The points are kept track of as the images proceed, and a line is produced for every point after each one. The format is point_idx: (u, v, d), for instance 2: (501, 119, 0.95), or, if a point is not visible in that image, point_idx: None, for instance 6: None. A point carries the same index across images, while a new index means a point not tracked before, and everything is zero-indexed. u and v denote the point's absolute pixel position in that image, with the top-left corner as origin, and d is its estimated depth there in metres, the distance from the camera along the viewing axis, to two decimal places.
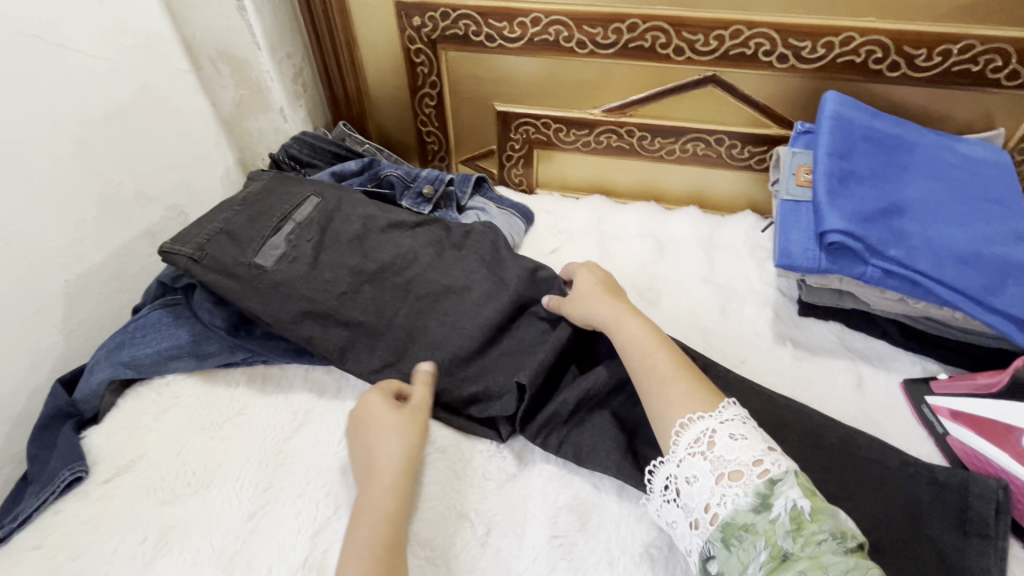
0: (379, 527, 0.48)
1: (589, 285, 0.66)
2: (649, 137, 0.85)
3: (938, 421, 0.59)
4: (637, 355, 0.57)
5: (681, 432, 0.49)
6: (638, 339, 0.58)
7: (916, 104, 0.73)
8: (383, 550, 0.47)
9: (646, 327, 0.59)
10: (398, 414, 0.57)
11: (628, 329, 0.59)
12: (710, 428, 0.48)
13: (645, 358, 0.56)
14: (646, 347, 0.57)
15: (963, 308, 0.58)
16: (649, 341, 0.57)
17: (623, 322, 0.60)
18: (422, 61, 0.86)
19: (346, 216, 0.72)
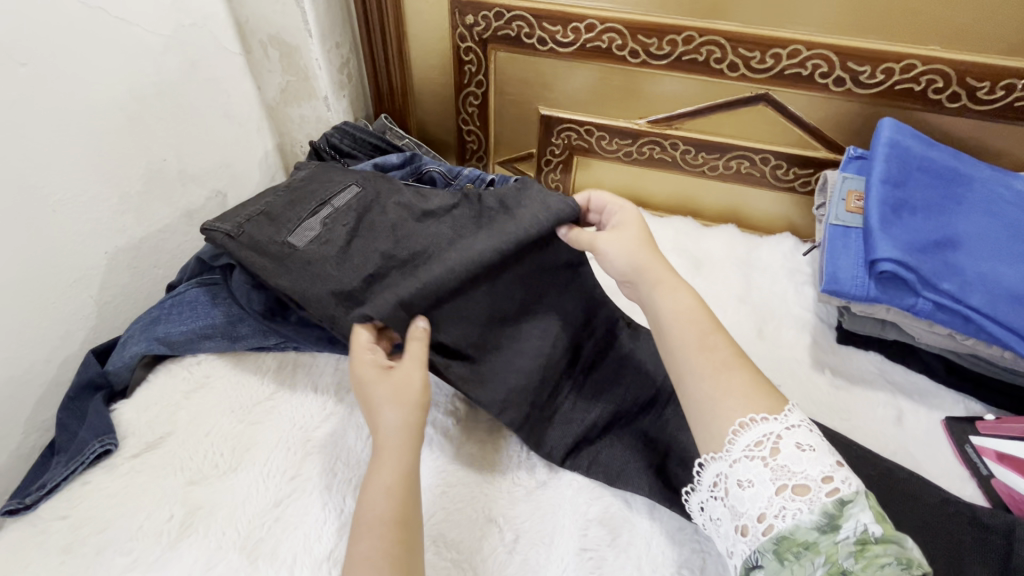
0: (390, 502, 0.46)
1: (636, 236, 0.59)
2: (692, 151, 0.84)
3: (983, 462, 0.57)
4: (689, 330, 0.52)
5: (739, 431, 0.44)
6: (688, 311, 0.53)
7: (972, 138, 0.71)
8: (395, 526, 0.45)
9: (694, 300, 0.54)
10: (391, 376, 0.51)
11: (678, 297, 0.54)
12: (775, 433, 0.43)
13: (701, 335, 0.51)
14: (701, 323, 0.52)
15: (1016, 349, 0.56)
16: (702, 316, 0.52)
17: (672, 289, 0.55)
18: (470, 60, 0.86)
19: (384, 205, 0.70)
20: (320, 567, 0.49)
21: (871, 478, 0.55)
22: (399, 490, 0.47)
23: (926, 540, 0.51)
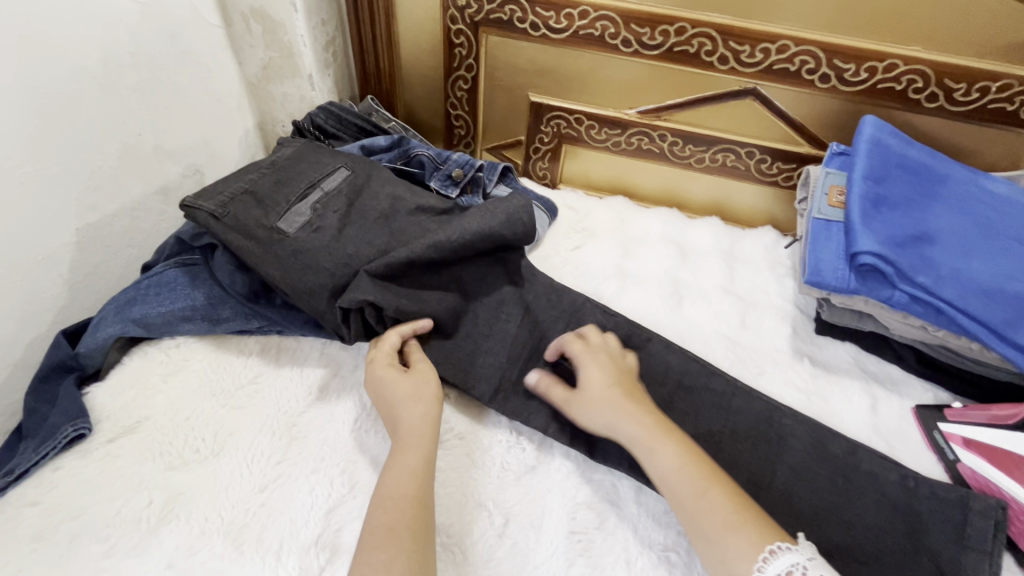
0: (413, 481, 0.48)
1: (603, 390, 0.55)
2: (680, 143, 0.85)
3: (949, 447, 0.59)
4: (682, 488, 0.47)
5: (766, 563, 0.41)
6: (677, 467, 0.48)
7: (946, 137, 0.74)
8: (414, 503, 0.47)
9: (684, 452, 0.49)
10: (416, 376, 0.57)
11: (661, 455, 0.49)
12: (799, 563, 0.40)
13: (697, 489, 0.46)
14: (695, 478, 0.47)
15: (985, 340, 0.59)
16: (692, 470, 0.48)
17: (657, 443, 0.50)
18: (461, 43, 0.84)
19: (376, 194, 0.69)
20: (308, 552, 0.49)
21: (842, 461, 0.58)
22: (423, 472, 0.49)
23: (897, 519, 0.54)
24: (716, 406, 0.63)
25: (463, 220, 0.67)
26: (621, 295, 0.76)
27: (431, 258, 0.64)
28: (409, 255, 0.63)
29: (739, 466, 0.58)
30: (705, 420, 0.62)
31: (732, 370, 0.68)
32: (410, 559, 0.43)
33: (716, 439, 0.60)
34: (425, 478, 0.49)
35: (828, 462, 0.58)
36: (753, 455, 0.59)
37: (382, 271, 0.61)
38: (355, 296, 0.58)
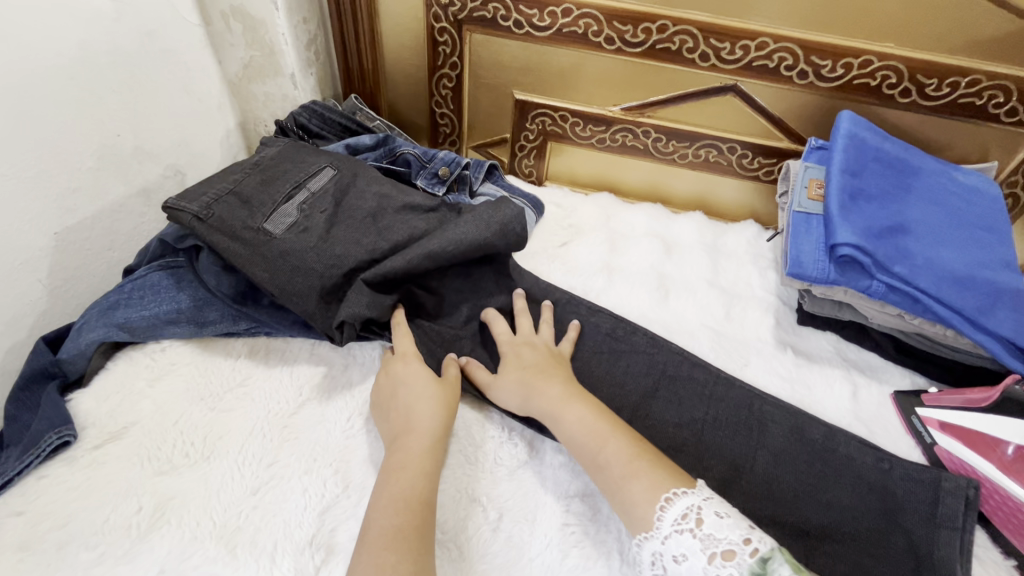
0: (416, 484, 0.49)
1: (519, 373, 0.60)
2: (664, 139, 0.86)
3: (926, 430, 0.61)
4: (585, 449, 0.52)
5: (666, 505, 0.45)
6: (583, 429, 0.53)
7: (918, 131, 0.76)
8: (418, 506, 0.47)
9: (588, 413, 0.54)
10: (435, 382, 0.58)
11: (567, 421, 0.54)
12: (694, 504, 0.44)
13: (597, 444, 0.52)
14: (597, 435, 0.52)
15: (958, 326, 0.62)
16: (596, 427, 0.53)
17: (563, 412, 0.55)
18: (445, 41, 0.84)
19: (362, 193, 0.69)
20: (303, 553, 0.49)
21: (819, 445, 0.60)
22: (424, 474, 0.50)
23: (875, 500, 0.56)
24: (699, 396, 0.65)
25: (458, 227, 0.67)
26: (608, 290, 0.77)
27: (425, 268, 0.65)
28: (404, 266, 0.63)
29: (723, 453, 0.60)
30: (691, 411, 0.63)
31: (717, 361, 0.69)
32: (413, 560, 0.43)
33: (701, 428, 0.62)
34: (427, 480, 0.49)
35: (808, 447, 0.60)
36: (735, 442, 0.61)
37: (376, 280, 0.62)
38: (350, 312, 0.59)
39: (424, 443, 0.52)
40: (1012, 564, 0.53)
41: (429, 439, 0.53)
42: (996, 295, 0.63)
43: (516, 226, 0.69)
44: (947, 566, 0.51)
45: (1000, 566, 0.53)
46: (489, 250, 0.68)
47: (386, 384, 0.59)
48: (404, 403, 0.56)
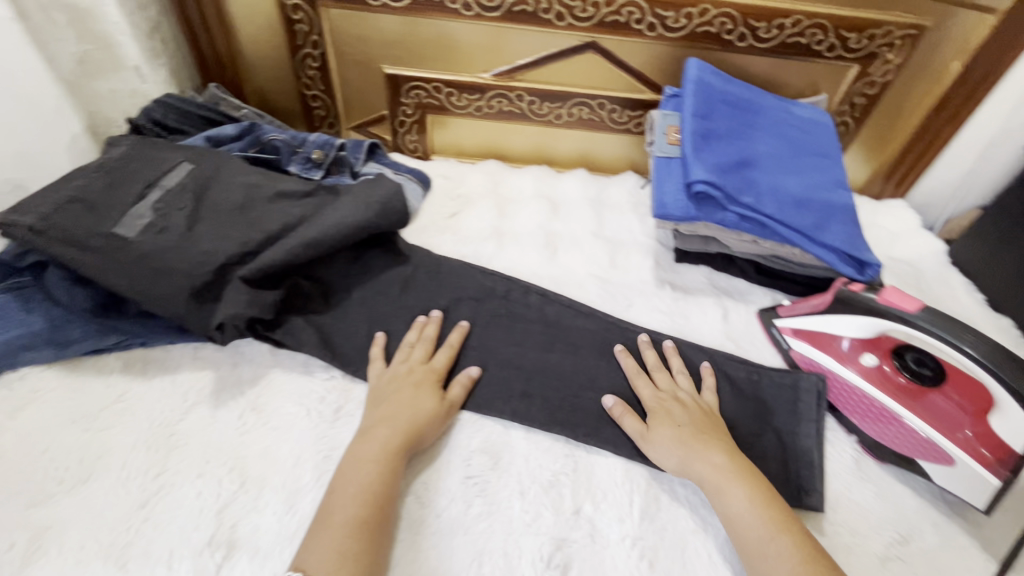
0: (363, 472, 0.50)
1: (673, 432, 0.56)
2: (537, 101, 0.89)
3: (784, 338, 0.68)
4: (751, 530, 0.49)
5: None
6: (751, 512, 0.50)
7: (758, 72, 0.84)
8: (382, 498, 0.49)
9: (754, 496, 0.51)
10: (434, 401, 0.58)
11: (732, 498, 0.51)
12: None
13: (765, 535, 0.48)
14: (766, 527, 0.49)
15: (800, 244, 0.69)
16: (763, 518, 0.49)
17: (727, 489, 0.51)
18: (300, 19, 0.81)
19: (227, 184, 0.66)
20: (202, 554, 0.48)
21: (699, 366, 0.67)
22: (373, 461, 0.51)
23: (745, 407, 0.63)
24: (591, 343, 0.68)
25: (337, 211, 0.66)
26: (500, 253, 0.79)
27: (308, 257, 0.63)
28: (282, 258, 0.61)
29: (616, 391, 0.64)
30: (584, 357, 0.67)
31: (605, 307, 0.74)
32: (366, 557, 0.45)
33: (595, 371, 0.66)
34: (379, 465, 0.51)
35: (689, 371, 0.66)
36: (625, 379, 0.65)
37: (255, 277, 0.60)
38: (230, 313, 0.57)
39: (385, 433, 0.53)
40: (853, 440, 0.61)
41: (394, 425, 0.54)
42: (829, 213, 0.72)
43: (395, 203, 0.69)
44: (803, 452, 0.59)
45: (845, 444, 0.61)
46: (374, 231, 0.67)
47: (395, 381, 0.59)
48: (404, 396, 0.57)
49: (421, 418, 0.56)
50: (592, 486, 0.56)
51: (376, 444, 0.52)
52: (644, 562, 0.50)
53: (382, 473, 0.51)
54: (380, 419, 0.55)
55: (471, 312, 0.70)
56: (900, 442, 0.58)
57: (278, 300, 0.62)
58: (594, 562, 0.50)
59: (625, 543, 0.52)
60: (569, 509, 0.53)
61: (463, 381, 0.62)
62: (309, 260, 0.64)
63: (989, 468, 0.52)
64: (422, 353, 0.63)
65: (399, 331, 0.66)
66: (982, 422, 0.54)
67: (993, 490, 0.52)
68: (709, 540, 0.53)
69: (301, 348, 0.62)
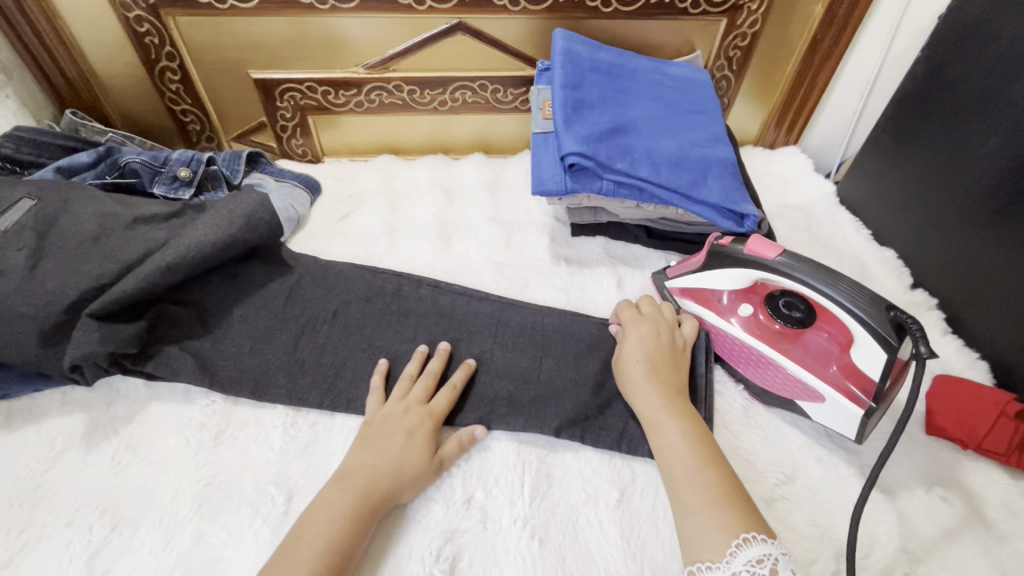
0: (336, 519, 0.47)
1: (636, 366, 0.57)
2: (418, 90, 0.86)
3: (673, 299, 0.69)
4: (681, 463, 0.50)
5: (738, 548, 0.42)
6: (683, 445, 0.50)
7: (630, 35, 0.84)
8: (347, 553, 0.46)
9: (689, 431, 0.51)
10: (428, 459, 0.53)
11: (667, 434, 0.52)
12: (760, 557, 0.41)
13: (693, 467, 0.49)
14: (693, 459, 0.49)
15: (679, 204, 0.70)
16: (694, 451, 0.50)
17: (665, 424, 0.52)
18: (148, 31, 0.76)
19: (75, 217, 0.62)
20: None
21: (595, 337, 0.67)
22: (346, 514, 0.48)
23: None
24: (491, 328, 0.67)
25: (196, 228, 0.64)
26: (393, 250, 0.78)
27: (167, 281, 0.61)
28: (137, 286, 0.59)
29: (511, 373, 0.63)
30: (479, 343, 0.66)
31: (500, 291, 0.73)
32: None
33: (491, 355, 0.65)
34: (347, 520, 0.48)
35: (585, 342, 0.66)
36: (522, 359, 0.65)
37: (108, 311, 0.57)
38: (82, 353, 0.54)
39: (363, 482, 0.50)
40: (742, 389, 0.63)
41: (374, 475, 0.51)
42: (705, 169, 0.72)
43: (259, 204, 0.67)
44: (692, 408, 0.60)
45: (734, 394, 0.63)
46: (242, 245, 0.65)
47: (384, 427, 0.55)
48: (394, 441, 0.54)
49: (405, 473, 0.52)
50: (486, 474, 0.55)
51: (353, 495, 0.49)
52: (534, 542, 0.51)
53: (346, 529, 0.47)
54: (363, 466, 0.52)
55: (364, 313, 0.68)
56: (779, 385, 0.59)
57: (139, 331, 0.60)
58: (485, 549, 0.50)
59: (516, 525, 0.52)
60: (460, 500, 0.53)
61: (463, 439, 0.56)
62: (173, 283, 0.62)
63: (853, 398, 0.54)
64: (422, 392, 0.59)
65: (286, 344, 0.64)
66: (847, 355, 0.56)
67: (858, 419, 0.54)
68: (602, 508, 0.53)
69: (176, 378, 0.60)
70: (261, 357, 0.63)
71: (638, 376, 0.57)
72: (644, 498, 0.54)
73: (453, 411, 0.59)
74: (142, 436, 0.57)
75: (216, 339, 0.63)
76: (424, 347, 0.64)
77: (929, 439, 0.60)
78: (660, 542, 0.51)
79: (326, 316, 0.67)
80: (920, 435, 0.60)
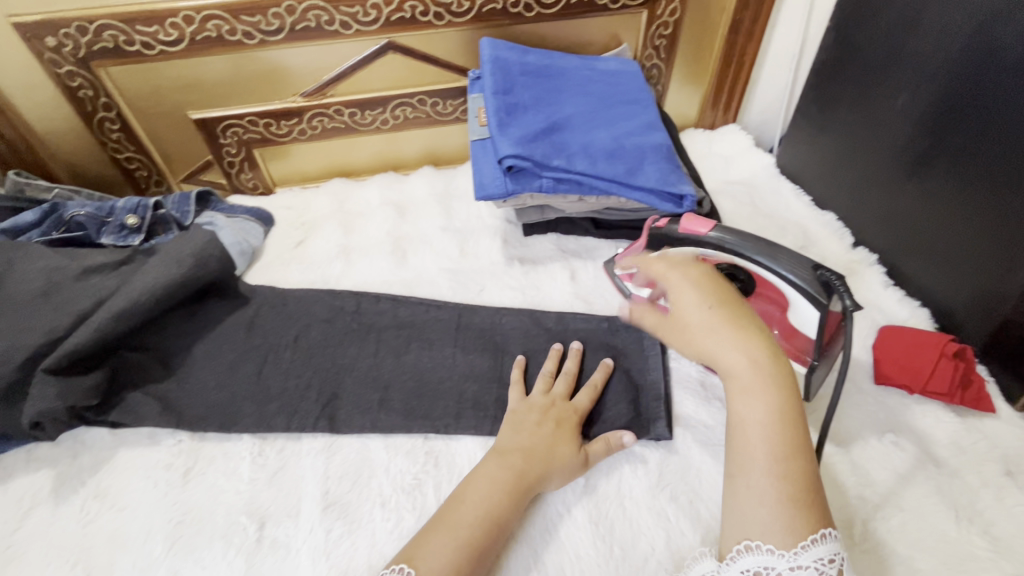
0: (491, 495, 0.50)
1: (704, 312, 0.50)
2: (358, 112, 0.87)
3: (624, 286, 0.71)
4: (765, 444, 0.45)
5: (811, 543, 0.40)
6: (768, 426, 0.45)
7: (556, 36, 0.86)
8: (503, 521, 0.49)
9: (785, 409, 0.45)
10: (578, 455, 0.54)
11: (756, 406, 0.46)
12: (831, 560, 0.40)
13: (777, 455, 0.44)
14: (777, 446, 0.44)
15: (619, 192, 0.72)
16: (779, 435, 0.45)
17: (755, 391, 0.46)
18: (81, 85, 0.77)
19: (24, 274, 0.63)
20: None
21: (553, 331, 0.69)
22: (501, 487, 0.51)
23: (597, 359, 0.65)
24: (450, 334, 0.69)
25: (147, 272, 0.64)
26: (350, 269, 0.79)
27: (124, 327, 0.61)
28: (92, 336, 0.59)
29: (475, 374, 0.65)
30: (441, 350, 0.67)
31: (456, 297, 0.75)
32: None
33: (452, 362, 0.66)
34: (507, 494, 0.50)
35: (543, 336, 0.68)
36: (484, 359, 0.66)
37: (62, 365, 0.57)
38: (38, 410, 0.55)
39: (520, 462, 0.52)
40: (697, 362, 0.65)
41: (527, 456, 0.53)
42: (641, 156, 0.74)
43: (205, 241, 0.68)
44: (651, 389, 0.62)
45: (690, 369, 0.65)
46: (195, 283, 0.66)
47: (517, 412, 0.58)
48: (543, 433, 0.55)
49: (555, 462, 0.53)
50: (454, 476, 0.56)
51: (509, 471, 0.52)
52: None
53: (505, 502, 0.50)
54: (515, 446, 0.54)
55: (327, 332, 0.69)
56: None
57: (98, 382, 0.59)
58: None
59: None
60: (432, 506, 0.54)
61: (611, 441, 0.57)
62: (129, 330, 0.63)
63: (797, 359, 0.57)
64: (564, 388, 0.61)
65: (249, 373, 0.65)
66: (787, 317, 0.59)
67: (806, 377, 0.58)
68: (569, 495, 0.54)
69: (141, 422, 0.60)
70: (225, 390, 0.63)
71: (719, 326, 0.49)
72: (609, 481, 0.56)
73: (596, 408, 0.61)
74: (110, 484, 0.57)
75: (179, 380, 0.64)
76: (559, 345, 0.65)
77: (877, 388, 0.62)
78: (626, 522, 0.53)
79: (288, 341, 0.68)
80: (870, 386, 0.63)
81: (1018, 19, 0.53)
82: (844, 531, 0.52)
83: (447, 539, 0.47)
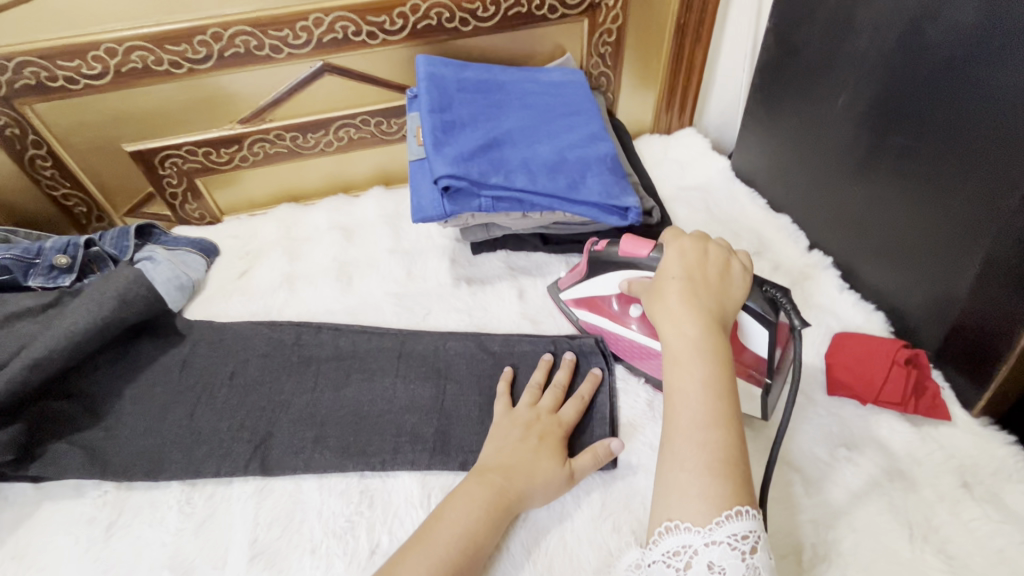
0: (472, 514, 0.48)
1: (671, 281, 0.49)
2: (300, 135, 0.85)
3: (570, 309, 0.69)
4: (691, 414, 0.43)
5: (726, 519, 0.39)
6: (696, 397, 0.43)
7: (497, 49, 0.85)
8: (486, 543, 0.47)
9: (713, 382, 0.44)
10: (563, 468, 0.53)
11: (686, 378, 0.44)
12: (746, 535, 0.39)
13: (699, 423, 0.42)
14: (702, 416, 0.42)
15: (562, 208, 0.70)
16: (707, 406, 0.43)
17: (686, 363, 0.45)
18: (6, 123, 0.75)
19: None
20: None
21: (498, 355, 0.66)
22: (482, 505, 0.48)
23: None
24: (393, 362, 0.66)
25: (69, 314, 0.63)
26: (292, 298, 0.77)
27: (43, 376, 0.59)
28: (6, 388, 0.57)
29: (416, 405, 0.62)
30: (381, 381, 0.65)
31: (400, 323, 0.72)
32: None
33: (393, 393, 0.64)
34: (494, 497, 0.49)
35: (487, 360, 0.66)
36: (425, 388, 0.64)
37: None
38: None
39: (501, 478, 0.50)
40: (645, 382, 0.63)
41: (507, 471, 0.51)
42: (583, 168, 0.72)
43: (133, 279, 0.66)
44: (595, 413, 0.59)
45: (638, 389, 0.62)
46: (121, 324, 0.64)
47: (504, 421, 0.57)
48: (523, 445, 0.54)
49: (538, 476, 0.51)
50: (389, 517, 0.54)
51: (491, 489, 0.50)
52: None
53: (496, 514, 0.48)
54: (496, 463, 0.52)
55: (264, 366, 0.66)
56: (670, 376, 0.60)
57: (15, 436, 0.57)
58: None
59: None
60: (365, 552, 0.52)
61: (600, 451, 0.55)
62: (50, 378, 0.60)
63: (750, 377, 0.55)
64: (551, 402, 0.59)
65: (181, 415, 0.62)
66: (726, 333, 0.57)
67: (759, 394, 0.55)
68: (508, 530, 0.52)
69: (64, 475, 0.58)
70: (154, 435, 0.61)
71: (673, 296, 0.48)
72: (553, 515, 0.53)
73: (582, 422, 0.59)
74: (28, 543, 0.54)
75: (106, 427, 0.61)
76: (550, 355, 0.64)
77: (830, 400, 0.60)
78: (565, 558, 0.50)
79: (223, 379, 0.65)
80: (823, 398, 0.60)
81: (946, 14, 0.52)
82: (792, 556, 0.49)
83: (428, 558, 0.44)
